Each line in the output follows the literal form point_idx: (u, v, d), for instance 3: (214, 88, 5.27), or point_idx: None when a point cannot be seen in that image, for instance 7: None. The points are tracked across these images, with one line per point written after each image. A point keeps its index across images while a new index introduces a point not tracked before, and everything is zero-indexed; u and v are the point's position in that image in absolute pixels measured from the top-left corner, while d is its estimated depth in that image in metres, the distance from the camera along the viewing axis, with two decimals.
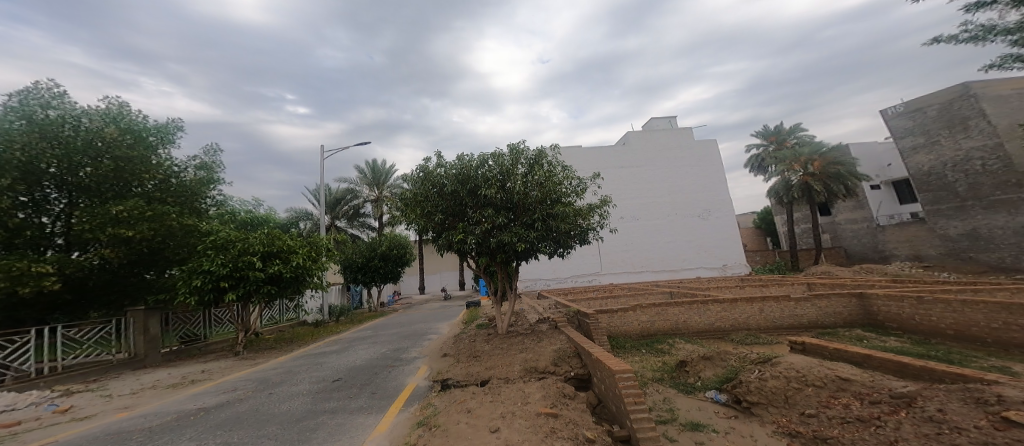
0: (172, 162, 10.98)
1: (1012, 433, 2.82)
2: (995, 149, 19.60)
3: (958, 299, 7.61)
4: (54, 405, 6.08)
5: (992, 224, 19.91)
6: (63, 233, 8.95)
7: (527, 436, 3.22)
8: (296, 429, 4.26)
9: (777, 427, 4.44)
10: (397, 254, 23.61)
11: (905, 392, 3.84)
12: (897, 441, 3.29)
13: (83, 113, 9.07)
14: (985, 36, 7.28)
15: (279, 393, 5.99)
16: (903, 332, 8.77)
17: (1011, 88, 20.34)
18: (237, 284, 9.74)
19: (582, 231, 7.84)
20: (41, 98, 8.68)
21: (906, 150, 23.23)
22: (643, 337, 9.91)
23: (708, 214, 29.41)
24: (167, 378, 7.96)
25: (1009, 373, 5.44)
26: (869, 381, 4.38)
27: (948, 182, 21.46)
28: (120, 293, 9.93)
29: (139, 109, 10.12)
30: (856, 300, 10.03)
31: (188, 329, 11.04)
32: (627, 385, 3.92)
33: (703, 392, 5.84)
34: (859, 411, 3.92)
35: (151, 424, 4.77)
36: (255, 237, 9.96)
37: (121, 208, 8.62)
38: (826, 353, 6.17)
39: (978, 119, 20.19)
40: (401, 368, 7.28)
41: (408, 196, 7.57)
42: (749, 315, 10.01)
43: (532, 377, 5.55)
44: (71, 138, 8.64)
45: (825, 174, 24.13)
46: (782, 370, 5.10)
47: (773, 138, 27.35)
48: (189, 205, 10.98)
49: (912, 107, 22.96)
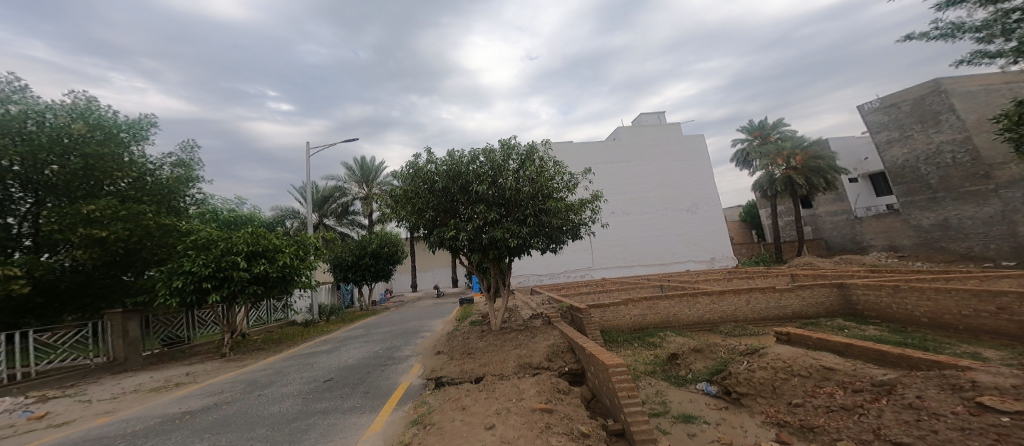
0: (146, 159, 10.64)
1: (986, 418, 2.97)
2: (964, 143, 20.38)
3: (932, 287, 7.92)
4: (28, 411, 5.86)
5: (962, 214, 20.81)
6: (32, 235, 8.66)
7: (523, 433, 3.24)
8: (287, 430, 4.22)
9: (766, 417, 4.57)
10: (388, 252, 23.44)
11: (886, 380, 4.01)
12: (879, 428, 3.42)
13: (47, 108, 8.66)
14: (954, 33, 7.53)
15: (268, 395, 5.90)
16: (882, 321, 9.11)
17: (979, 84, 21.13)
18: (221, 285, 9.47)
19: (575, 226, 7.87)
20: (1, 92, 8.26)
21: (882, 144, 23.97)
22: (634, 331, 10.06)
23: (696, 207, 29.85)
24: (149, 382, 7.75)
25: (982, 358, 5.68)
26: (852, 369, 4.53)
27: (921, 175, 22.28)
28: (95, 296, 9.62)
29: (108, 104, 9.73)
30: (837, 290, 10.37)
31: (171, 331, 10.78)
32: (621, 379, 3.98)
33: (694, 384, 5.98)
34: (843, 400, 4.07)
35: (133, 428, 4.66)
36: (240, 236, 9.71)
37: (93, 207, 8.28)
38: (811, 343, 6.34)
39: (949, 114, 20.91)
40: (395, 367, 7.24)
41: (398, 193, 7.45)
42: (737, 307, 10.26)
43: (527, 373, 5.60)
44: (35, 135, 8.24)
45: (807, 168, 24.68)
46: (770, 361, 5.25)
47: (757, 133, 27.93)
48: (167, 204, 10.68)
49: (888, 103, 23.66)
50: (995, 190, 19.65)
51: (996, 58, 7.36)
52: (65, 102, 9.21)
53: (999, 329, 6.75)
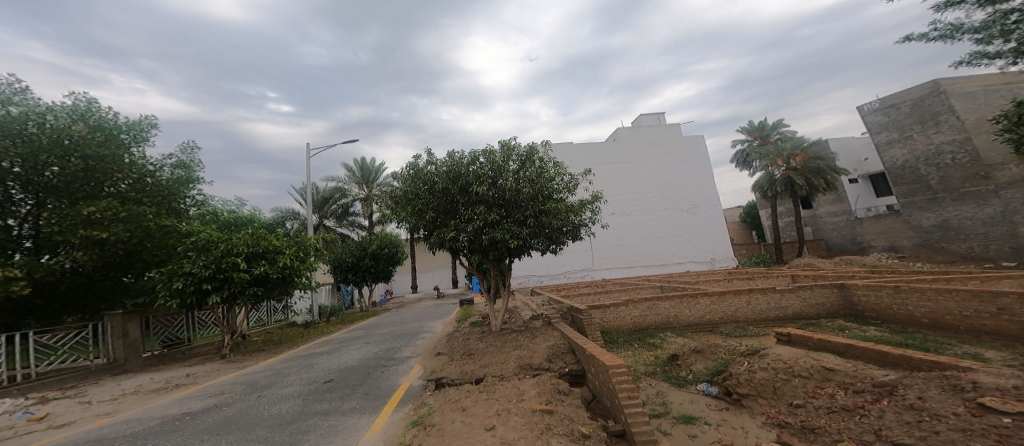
0: (146, 160, 10.65)
1: (988, 419, 2.96)
2: (964, 143, 20.38)
3: (933, 287, 7.91)
4: (28, 413, 5.85)
5: (962, 215, 20.81)
6: (32, 236, 8.64)
7: (524, 434, 3.23)
8: (287, 431, 4.21)
9: (767, 418, 4.56)
10: (388, 253, 23.46)
11: (887, 381, 4.00)
12: (881, 429, 3.41)
13: (48, 109, 8.66)
14: (953, 34, 7.53)
15: (268, 396, 5.88)
16: (882, 321, 9.10)
17: (978, 85, 21.15)
18: (222, 286, 9.46)
19: (575, 227, 7.87)
20: (1, 93, 8.25)
21: (882, 144, 23.97)
22: (635, 332, 10.05)
23: (696, 208, 29.85)
24: (149, 383, 7.75)
25: (983, 359, 5.67)
26: (853, 370, 4.53)
27: (921, 176, 22.29)
28: (95, 297, 9.61)
29: (108, 105, 9.74)
30: (837, 291, 10.36)
31: (171, 333, 10.77)
32: (621, 380, 3.97)
33: (695, 385, 5.97)
34: (844, 401, 4.07)
35: (134, 429, 4.65)
36: (240, 237, 9.71)
37: (93, 208, 8.29)
38: (812, 343, 6.33)
39: (948, 115, 20.93)
40: (395, 368, 7.24)
41: (398, 194, 7.44)
42: (738, 308, 10.25)
43: (527, 374, 5.58)
44: (36, 136, 8.25)
45: (807, 168, 24.67)
46: (770, 362, 5.24)
47: (757, 134, 27.95)
48: (167, 205, 10.69)
49: (887, 103, 23.67)
50: (995, 191, 19.65)
51: (995, 58, 7.35)
52: (65, 103, 9.21)
53: (1000, 330, 6.74)
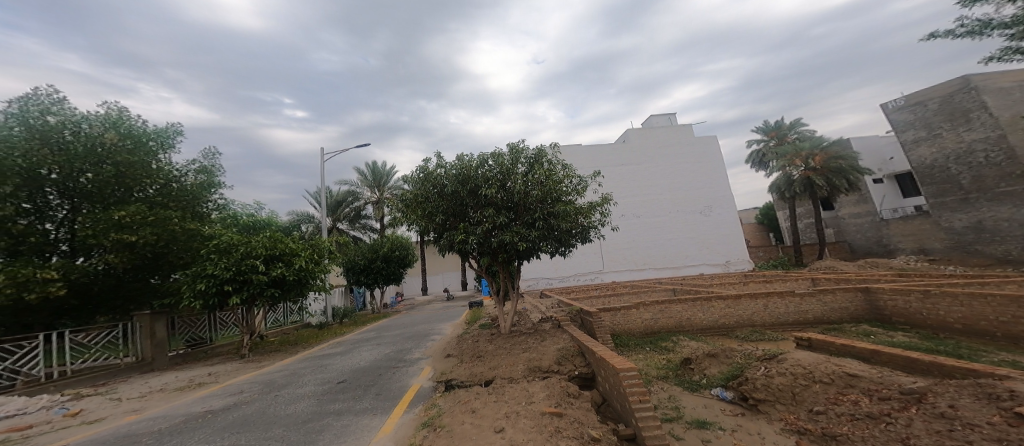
0: (172, 166, 11.04)
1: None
2: (998, 141, 19.45)
3: (965, 291, 7.52)
4: (63, 409, 6.10)
5: (997, 215, 19.78)
6: (68, 240, 9.01)
7: (532, 436, 3.19)
8: (303, 430, 4.26)
9: (785, 425, 4.40)
10: (399, 256, 23.72)
11: (915, 388, 3.80)
12: (908, 438, 3.24)
13: (83, 119, 9.03)
14: (981, 30, 7.20)
15: (284, 395, 5.98)
16: (910, 327, 8.69)
17: (1012, 80, 20.17)
18: (241, 288, 9.71)
19: (584, 230, 7.79)
20: (41, 104, 8.63)
21: (907, 143, 23.09)
22: (647, 335, 9.85)
23: (711, 210, 29.25)
24: (174, 381, 7.98)
25: (1022, 367, 5.33)
26: (878, 376, 4.31)
27: (951, 175, 21.30)
28: (125, 298, 9.97)
29: (138, 114, 10.16)
30: (861, 294, 9.95)
31: (194, 333, 11.10)
32: (631, 383, 3.88)
33: (709, 390, 5.80)
34: (869, 408, 3.88)
35: (161, 426, 4.78)
36: (258, 240, 9.92)
37: (123, 213, 8.62)
38: (834, 348, 6.10)
39: (980, 112, 20.02)
40: (406, 369, 7.27)
41: (409, 197, 7.53)
42: (754, 312, 9.95)
43: (536, 376, 5.52)
44: (72, 145, 8.64)
45: (827, 168, 23.93)
46: (789, 367, 5.05)
47: (773, 134, 27.30)
48: (191, 209, 11.05)
49: (913, 101, 22.79)
50: None
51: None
52: (99, 112, 9.60)
53: None
